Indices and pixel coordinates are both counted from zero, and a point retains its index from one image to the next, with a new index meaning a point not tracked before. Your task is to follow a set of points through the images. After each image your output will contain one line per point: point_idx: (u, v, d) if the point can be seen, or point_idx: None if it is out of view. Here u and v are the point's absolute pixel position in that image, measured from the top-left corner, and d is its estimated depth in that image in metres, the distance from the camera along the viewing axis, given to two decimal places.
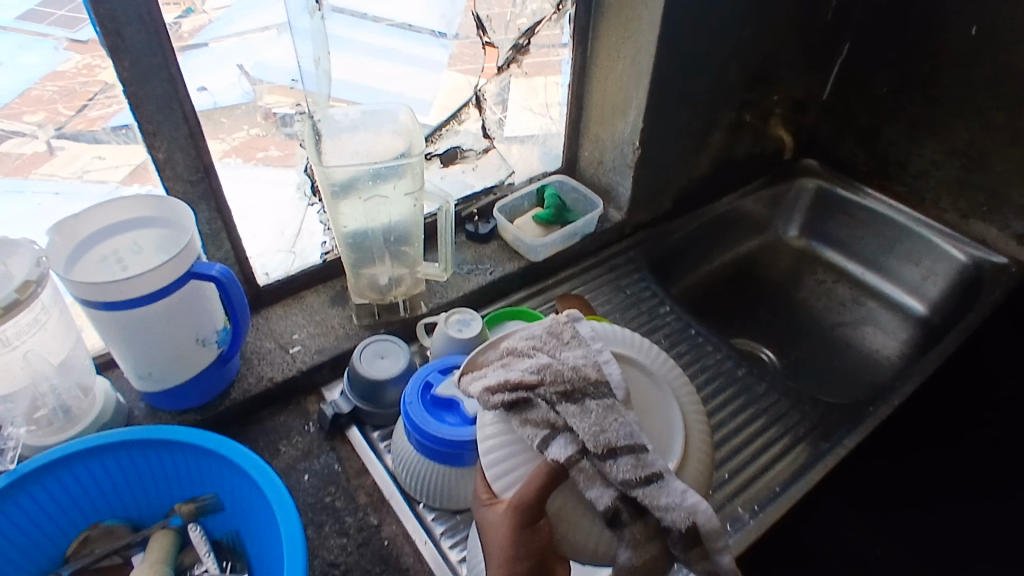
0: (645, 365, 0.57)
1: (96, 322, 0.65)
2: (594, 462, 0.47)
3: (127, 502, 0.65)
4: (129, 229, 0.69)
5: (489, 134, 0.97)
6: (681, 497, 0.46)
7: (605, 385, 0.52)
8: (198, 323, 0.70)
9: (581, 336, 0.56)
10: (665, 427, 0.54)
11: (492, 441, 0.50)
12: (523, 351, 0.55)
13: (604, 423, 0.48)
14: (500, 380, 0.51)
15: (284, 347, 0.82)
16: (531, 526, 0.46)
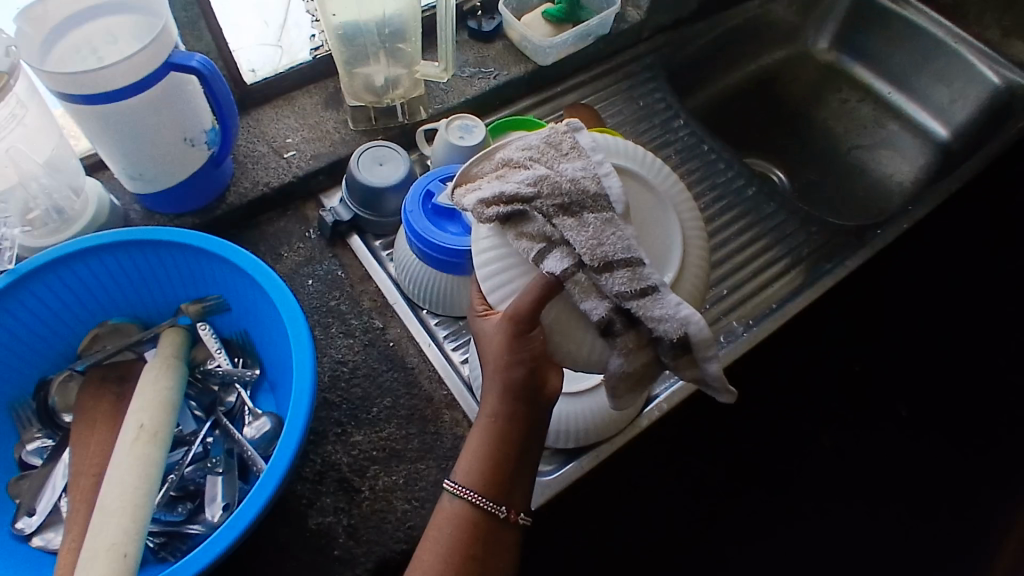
0: (645, 178, 0.51)
1: (88, 127, 0.60)
2: (590, 276, 0.46)
3: (128, 300, 0.64)
4: (149, 130, 0.62)
5: None
6: (675, 308, 0.45)
7: (605, 199, 0.47)
8: (182, 119, 0.64)
9: (583, 147, 0.49)
10: (664, 247, 0.50)
11: (488, 255, 0.49)
12: (521, 163, 0.49)
13: (602, 235, 0.45)
14: (496, 194, 0.47)
15: (278, 153, 0.75)
16: (525, 335, 0.46)
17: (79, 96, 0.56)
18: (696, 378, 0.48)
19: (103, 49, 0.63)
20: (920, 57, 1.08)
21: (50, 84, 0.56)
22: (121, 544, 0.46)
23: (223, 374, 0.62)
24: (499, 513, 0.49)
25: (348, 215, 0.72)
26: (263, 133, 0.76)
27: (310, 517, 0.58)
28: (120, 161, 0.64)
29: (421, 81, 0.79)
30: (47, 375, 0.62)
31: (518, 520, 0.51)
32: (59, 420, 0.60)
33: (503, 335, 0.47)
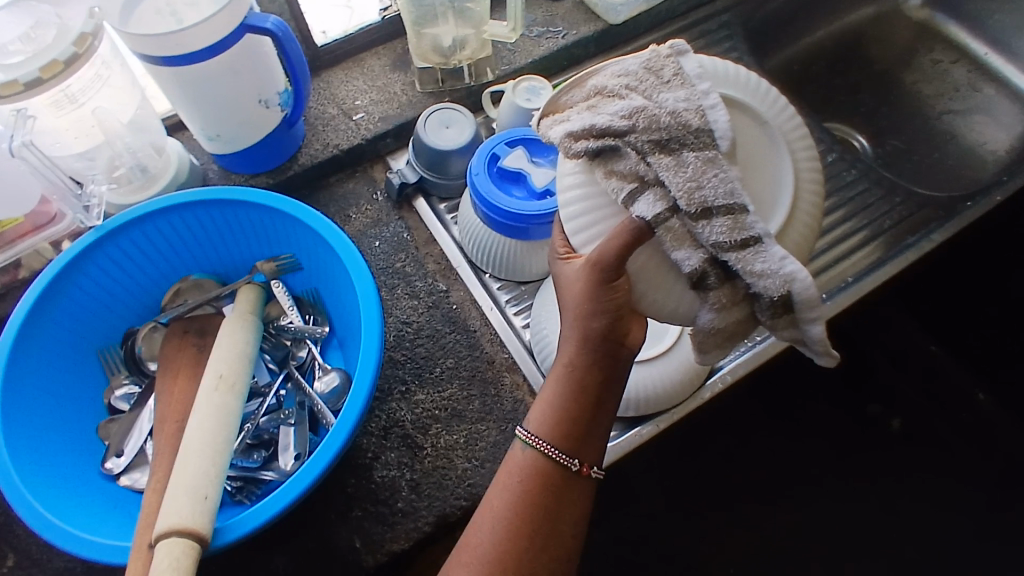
0: (758, 112, 0.46)
1: (166, 84, 0.62)
2: (685, 222, 0.43)
3: (209, 256, 0.67)
4: (222, 96, 0.64)
5: None
6: (779, 264, 0.43)
7: (709, 134, 0.43)
8: (258, 80, 0.65)
9: (688, 73, 0.45)
10: (776, 191, 0.45)
11: (573, 193, 0.47)
12: (616, 91, 0.46)
13: (702, 177, 0.42)
14: (586, 125, 0.45)
15: (347, 115, 0.76)
16: (608, 284, 0.46)
17: (165, 57, 0.58)
18: (793, 338, 0.46)
19: (182, 10, 0.62)
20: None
21: (137, 48, 0.57)
22: (202, 488, 0.49)
23: (295, 330, 0.65)
24: (571, 466, 0.50)
25: (414, 178, 0.73)
26: (334, 94, 0.77)
27: (374, 471, 0.60)
28: (200, 121, 0.66)
29: (488, 40, 0.77)
30: (134, 327, 0.66)
31: (591, 472, 0.51)
32: (145, 367, 0.64)
33: (585, 280, 0.46)
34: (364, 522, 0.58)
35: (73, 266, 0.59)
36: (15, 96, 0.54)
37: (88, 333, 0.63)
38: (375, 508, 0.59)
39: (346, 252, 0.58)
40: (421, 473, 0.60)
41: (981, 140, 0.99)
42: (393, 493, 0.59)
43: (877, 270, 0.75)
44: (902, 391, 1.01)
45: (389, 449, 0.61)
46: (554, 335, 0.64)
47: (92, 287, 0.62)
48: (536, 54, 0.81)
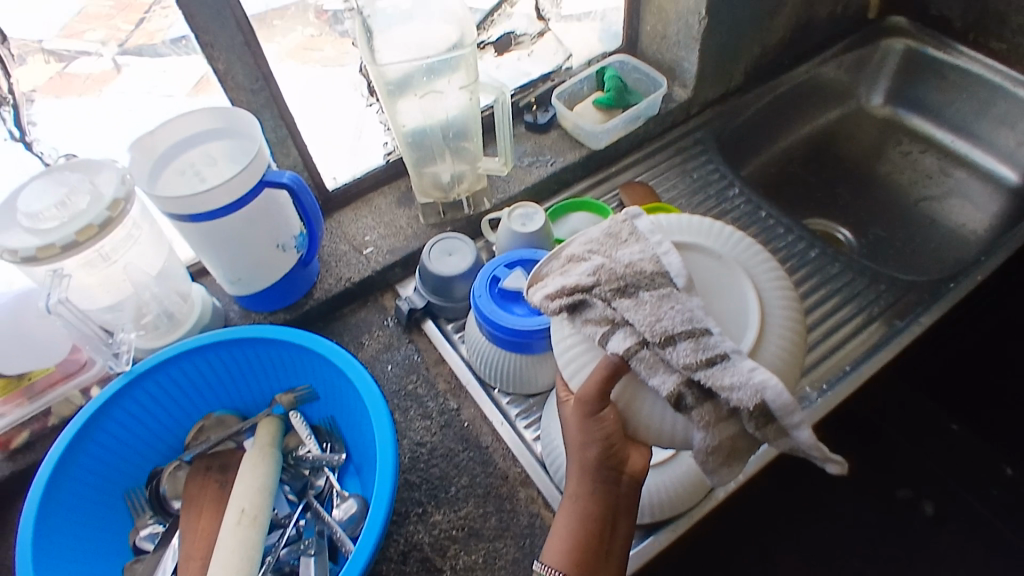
0: (714, 249, 0.53)
1: (191, 238, 0.68)
2: (655, 352, 0.47)
3: (231, 393, 0.71)
4: (242, 244, 0.70)
5: (542, 15, 0.92)
6: (748, 376, 0.45)
7: (664, 276, 0.49)
8: (275, 227, 0.71)
9: (641, 231, 0.53)
10: (739, 316, 0.50)
11: (559, 343, 0.52)
12: (581, 255, 0.53)
13: (660, 311, 0.47)
14: (558, 286, 0.51)
15: (357, 250, 0.82)
16: (595, 415, 0.49)
17: (191, 216, 0.64)
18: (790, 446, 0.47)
19: (204, 170, 0.69)
20: (979, 103, 1.07)
21: (167, 210, 0.64)
22: None
23: (313, 459, 0.66)
24: None
25: (422, 303, 0.77)
26: (344, 233, 0.84)
27: None
28: (222, 268, 0.71)
29: (483, 174, 0.85)
30: (159, 466, 0.69)
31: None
32: (169, 507, 0.66)
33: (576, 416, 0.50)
34: None
35: (103, 411, 0.63)
36: (54, 258, 0.59)
37: (117, 477, 0.65)
38: None
39: (356, 373, 0.62)
40: None
41: (962, 222, 1.05)
42: None
43: (872, 356, 0.78)
44: (927, 475, 1.00)
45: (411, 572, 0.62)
46: (563, 445, 0.65)
47: (120, 431, 0.65)
48: (528, 182, 0.88)
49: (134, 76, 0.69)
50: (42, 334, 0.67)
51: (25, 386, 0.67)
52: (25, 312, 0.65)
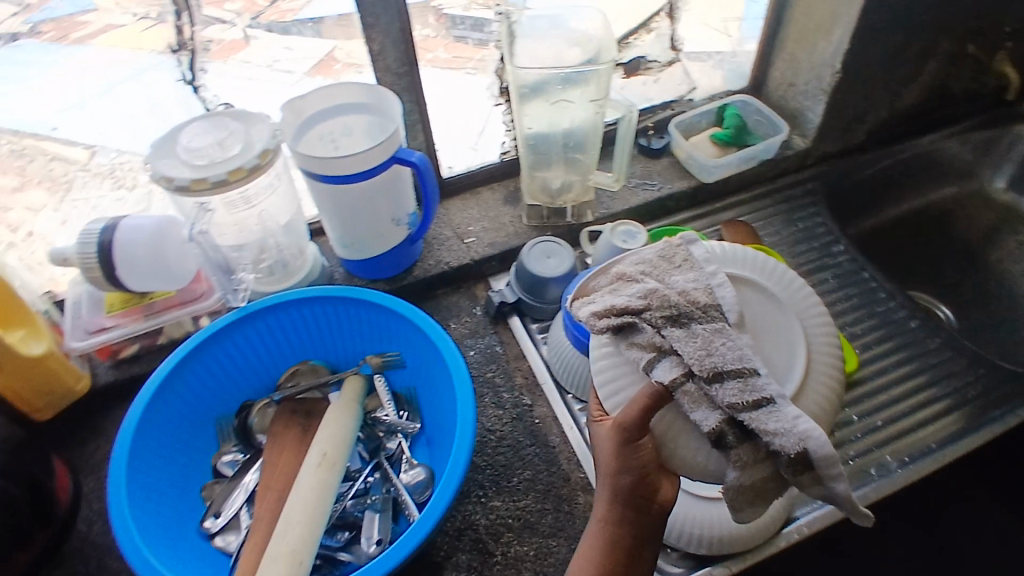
0: (767, 288, 0.56)
1: (319, 198, 0.73)
2: (701, 387, 0.48)
3: (325, 346, 0.75)
4: (362, 212, 0.74)
5: (677, 45, 0.92)
6: (792, 423, 0.47)
7: (716, 309, 0.51)
8: (395, 203, 0.75)
9: (696, 259, 0.55)
10: (786, 355, 0.53)
11: (601, 360, 0.54)
12: (633, 276, 0.54)
13: (711, 346, 0.49)
14: (607, 305, 0.52)
15: (460, 238, 0.86)
16: (633, 442, 0.50)
17: (324, 177, 0.69)
18: (825, 495, 0.48)
19: (340, 140, 0.75)
20: None
21: (306, 168, 0.69)
22: (299, 553, 0.53)
23: (389, 424, 0.70)
24: None
25: (512, 298, 0.80)
26: (450, 220, 0.88)
27: (446, 569, 0.62)
28: (339, 231, 0.76)
29: (592, 187, 0.87)
30: (249, 400, 0.73)
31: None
32: (254, 439, 0.70)
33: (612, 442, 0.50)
34: None
35: (215, 338, 0.68)
36: (203, 191, 0.62)
37: (213, 401, 0.70)
38: None
39: (450, 350, 0.64)
40: None
41: None
42: None
43: (959, 440, 0.75)
44: None
45: (461, 550, 0.64)
46: None
47: (224, 359, 0.70)
48: (632, 203, 0.90)
49: (261, 49, 0.73)
50: (176, 261, 0.71)
51: (146, 304, 0.74)
52: (166, 236, 0.70)
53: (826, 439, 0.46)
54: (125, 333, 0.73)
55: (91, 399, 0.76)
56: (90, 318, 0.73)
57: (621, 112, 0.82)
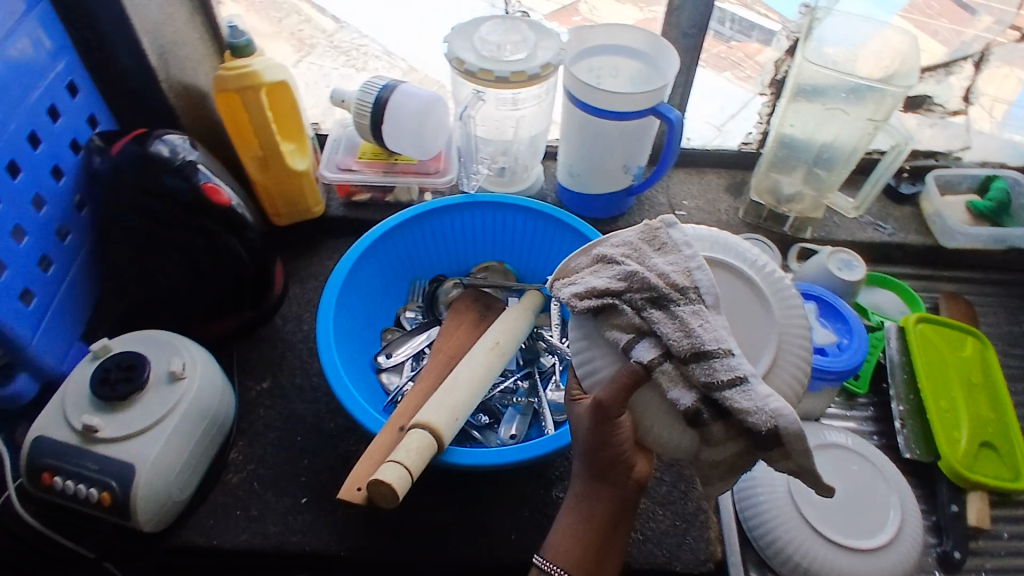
0: (742, 267, 0.51)
1: (569, 121, 0.77)
2: (677, 367, 0.46)
3: (520, 255, 0.81)
4: (599, 150, 0.77)
5: (968, 98, 0.84)
6: (763, 401, 0.44)
7: (694, 289, 0.48)
8: (631, 152, 0.78)
9: (675, 241, 0.51)
10: (761, 339, 0.49)
11: (579, 338, 0.51)
12: (614, 258, 0.51)
13: (691, 326, 0.46)
14: (588, 289, 0.49)
15: (671, 208, 0.87)
16: (609, 423, 0.49)
17: (584, 105, 0.72)
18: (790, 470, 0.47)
19: (606, 78, 0.78)
20: None
21: (573, 92, 0.73)
22: (456, 412, 0.58)
23: (551, 346, 0.74)
24: None
25: None
26: (668, 189, 0.89)
27: (555, 486, 0.66)
28: (573, 158, 0.80)
29: (824, 206, 0.85)
30: (442, 275, 0.82)
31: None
32: (436, 310, 0.78)
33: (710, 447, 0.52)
34: (528, 523, 0.64)
35: (437, 210, 0.76)
36: (485, 82, 0.68)
37: (416, 263, 0.80)
38: (542, 516, 0.64)
39: None
40: None
41: None
42: None
43: None
44: None
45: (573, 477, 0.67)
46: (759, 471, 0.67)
47: (437, 231, 0.78)
48: (856, 237, 0.87)
49: None
50: (430, 136, 0.80)
51: (390, 163, 0.83)
52: (430, 112, 0.78)
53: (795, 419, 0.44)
54: (363, 180, 0.82)
55: (318, 221, 0.84)
56: (342, 157, 0.83)
57: (894, 144, 0.77)
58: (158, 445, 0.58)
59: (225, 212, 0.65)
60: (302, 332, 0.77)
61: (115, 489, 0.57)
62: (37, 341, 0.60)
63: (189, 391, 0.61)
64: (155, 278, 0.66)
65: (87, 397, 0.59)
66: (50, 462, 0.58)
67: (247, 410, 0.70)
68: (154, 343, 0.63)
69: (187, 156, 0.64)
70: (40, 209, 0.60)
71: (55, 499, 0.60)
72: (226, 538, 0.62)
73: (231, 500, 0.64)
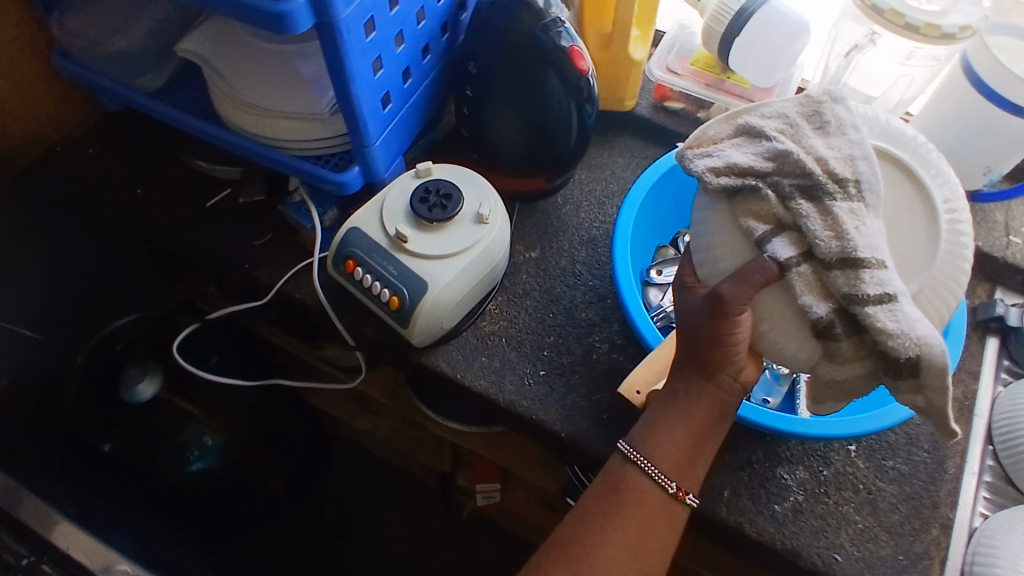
0: (910, 165, 0.50)
1: (947, 95, 0.67)
2: (816, 271, 0.47)
3: None
4: (966, 139, 0.67)
5: None
6: (911, 325, 0.44)
7: (854, 184, 0.47)
8: (1003, 155, 0.67)
9: (841, 122, 0.49)
10: (919, 253, 0.48)
11: (710, 212, 0.52)
12: (764, 132, 0.50)
13: (843, 227, 0.46)
14: (728, 163, 0.50)
15: (1006, 229, 0.76)
16: (724, 320, 0.50)
17: (982, 87, 0.63)
18: (918, 406, 0.46)
19: None
20: None
21: (977, 72, 0.63)
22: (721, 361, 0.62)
23: None
24: (669, 487, 0.55)
25: (1013, 323, 0.71)
26: (1010, 208, 0.77)
27: (781, 466, 0.65)
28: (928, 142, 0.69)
29: None
30: None
31: (686, 500, 0.56)
32: None
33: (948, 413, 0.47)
34: (744, 487, 0.64)
35: None
36: (892, 26, 0.60)
37: None
38: (760, 487, 0.64)
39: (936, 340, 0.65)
40: (810, 504, 0.63)
41: None
42: (783, 495, 0.64)
43: None
44: None
45: (801, 465, 0.65)
46: (1006, 547, 0.60)
47: None
48: None
49: None
50: (777, 68, 0.74)
51: (719, 79, 0.78)
52: (789, 45, 0.72)
53: (942, 348, 0.44)
54: (682, 87, 0.78)
55: (620, 116, 0.83)
56: (672, 58, 0.80)
57: None
58: (450, 273, 0.61)
59: (579, 78, 0.64)
60: (578, 219, 0.77)
61: (404, 297, 0.61)
62: (378, 144, 0.64)
63: (487, 237, 0.63)
64: (482, 122, 0.69)
65: (405, 211, 0.64)
66: (357, 253, 0.63)
67: (512, 270, 0.74)
68: (469, 181, 0.66)
69: (557, 13, 0.63)
70: (420, 22, 0.63)
71: (347, 286, 0.66)
72: (468, 376, 0.67)
73: (480, 345, 0.69)
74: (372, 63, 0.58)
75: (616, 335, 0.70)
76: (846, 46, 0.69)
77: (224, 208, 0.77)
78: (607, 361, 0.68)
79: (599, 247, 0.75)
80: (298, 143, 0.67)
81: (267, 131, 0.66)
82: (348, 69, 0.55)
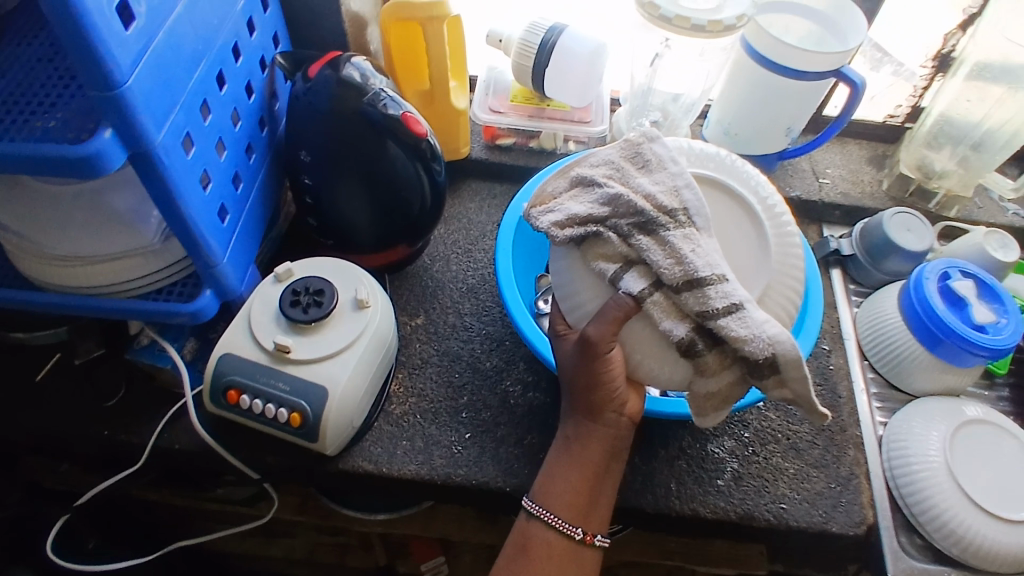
0: (731, 186, 0.53)
1: (740, 74, 0.75)
2: (668, 295, 0.48)
3: None
4: (767, 109, 0.76)
5: None
6: (760, 328, 0.46)
7: (684, 214, 0.49)
8: (797, 115, 0.76)
9: (662, 158, 0.51)
10: (754, 260, 0.52)
11: (565, 263, 0.53)
12: (595, 180, 0.51)
13: (681, 252, 0.47)
14: (569, 216, 0.51)
15: (815, 175, 0.86)
16: (597, 358, 0.51)
17: (764, 61, 0.71)
18: (787, 399, 0.49)
19: (777, 28, 0.75)
20: None
21: (760, 53, 0.71)
22: None
23: None
24: (573, 534, 0.54)
25: (848, 251, 0.81)
26: (812, 157, 0.89)
27: (710, 442, 0.67)
28: (735, 115, 0.78)
29: (973, 184, 0.84)
30: None
31: (595, 542, 0.55)
32: None
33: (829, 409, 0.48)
34: (686, 474, 0.65)
35: None
36: (681, 30, 0.66)
37: None
38: (699, 469, 0.65)
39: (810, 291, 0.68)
40: (746, 467, 0.66)
41: None
42: (721, 469, 0.65)
43: None
44: None
45: (726, 435, 0.68)
46: (910, 448, 0.68)
47: None
48: (998, 220, 0.85)
49: None
50: (594, 82, 0.78)
51: (539, 108, 0.81)
52: (594, 62, 0.76)
53: (792, 344, 0.46)
54: (509, 124, 0.81)
55: (460, 164, 0.84)
56: (491, 98, 0.82)
57: None
58: (346, 372, 0.58)
59: (418, 142, 0.63)
60: (451, 273, 0.77)
61: (306, 410, 0.57)
62: (227, 260, 0.60)
63: (373, 320, 0.61)
64: (333, 205, 0.66)
65: (276, 320, 0.60)
66: (239, 380, 0.58)
67: (402, 343, 0.71)
68: (337, 271, 0.63)
69: (377, 83, 0.62)
70: (236, 124, 0.60)
71: (235, 417, 0.60)
72: (394, 466, 0.63)
73: (396, 430, 0.65)
74: (199, 178, 0.54)
75: (525, 372, 0.69)
76: (648, 56, 0.79)
77: (61, 376, 0.67)
78: (526, 401, 0.68)
79: (480, 294, 0.75)
80: (129, 283, 0.60)
81: (84, 281, 0.58)
82: (175, 195, 0.51)
